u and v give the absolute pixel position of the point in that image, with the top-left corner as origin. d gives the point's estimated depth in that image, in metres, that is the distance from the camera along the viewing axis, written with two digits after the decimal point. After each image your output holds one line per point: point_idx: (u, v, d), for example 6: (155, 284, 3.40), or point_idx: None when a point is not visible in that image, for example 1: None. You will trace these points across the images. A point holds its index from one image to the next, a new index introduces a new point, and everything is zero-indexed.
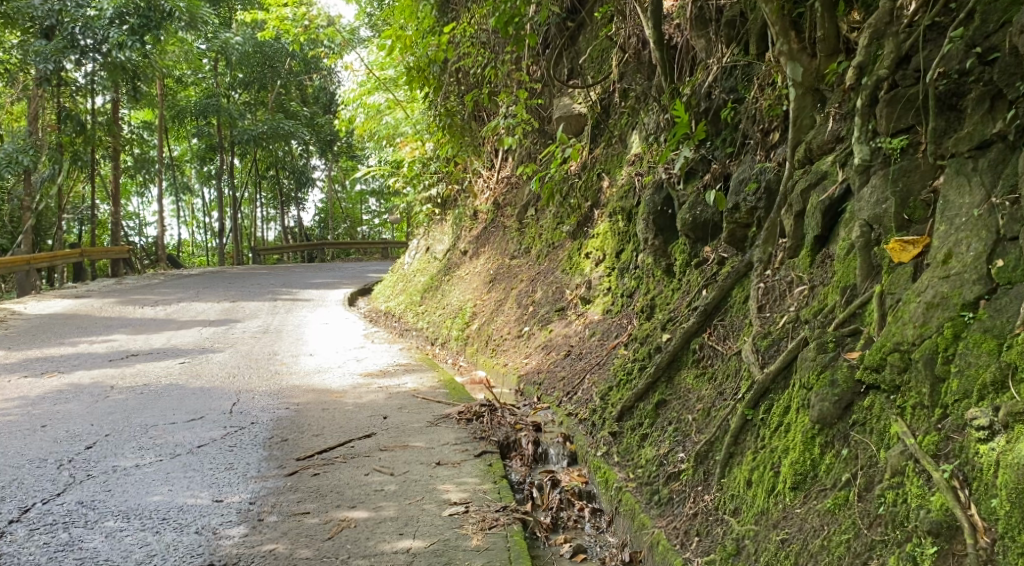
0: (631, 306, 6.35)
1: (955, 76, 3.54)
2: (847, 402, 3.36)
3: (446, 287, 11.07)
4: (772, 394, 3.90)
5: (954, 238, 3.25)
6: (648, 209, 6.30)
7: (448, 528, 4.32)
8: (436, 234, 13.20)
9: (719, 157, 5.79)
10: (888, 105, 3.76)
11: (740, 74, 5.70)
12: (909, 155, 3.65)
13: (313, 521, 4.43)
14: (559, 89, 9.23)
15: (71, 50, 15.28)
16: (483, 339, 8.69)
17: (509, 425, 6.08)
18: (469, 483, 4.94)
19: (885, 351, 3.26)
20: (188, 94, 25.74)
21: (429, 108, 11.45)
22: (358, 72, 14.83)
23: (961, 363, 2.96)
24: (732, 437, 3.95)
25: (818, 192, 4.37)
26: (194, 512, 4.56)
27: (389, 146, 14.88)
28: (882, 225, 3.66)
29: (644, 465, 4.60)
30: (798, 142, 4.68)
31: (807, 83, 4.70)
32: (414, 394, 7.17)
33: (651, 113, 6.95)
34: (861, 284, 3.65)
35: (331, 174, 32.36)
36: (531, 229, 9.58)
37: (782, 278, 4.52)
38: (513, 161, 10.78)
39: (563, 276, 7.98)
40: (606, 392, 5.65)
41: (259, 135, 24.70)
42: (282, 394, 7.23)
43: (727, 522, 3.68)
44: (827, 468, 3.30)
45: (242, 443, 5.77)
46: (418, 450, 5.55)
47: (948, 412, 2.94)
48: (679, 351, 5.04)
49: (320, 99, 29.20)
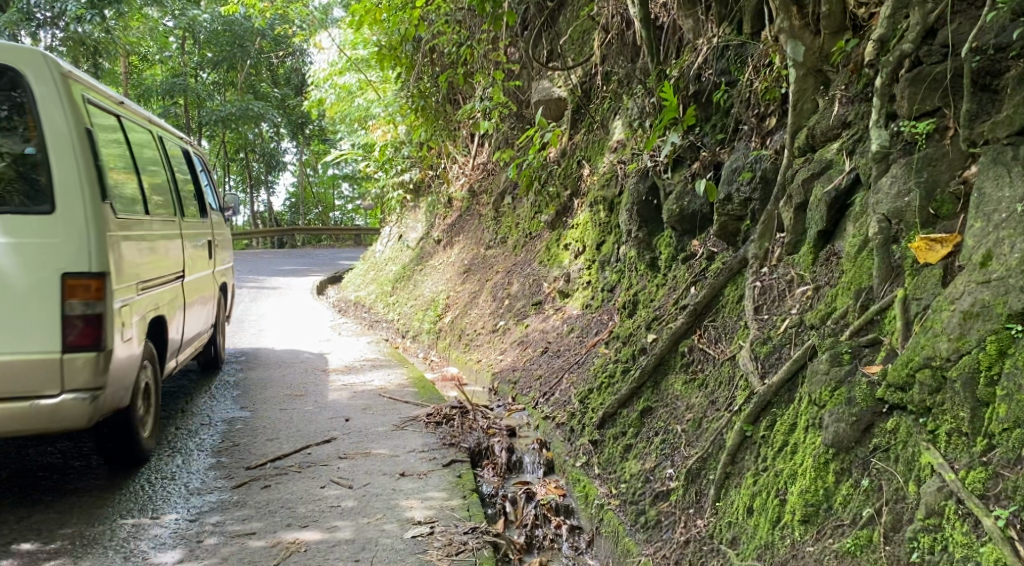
0: (612, 301, 5.92)
1: (992, 51, 3.12)
2: (866, 423, 2.96)
3: (418, 277, 10.55)
4: (775, 407, 3.46)
5: (993, 238, 2.83)
6: (631, 198, 5.80)
7: (410, 554, 3.84)
8: (409, 222, 12.67)
9: (709, 144, 5.38)
10: (910, 85, 3.35)
11: (732, 54, 5.27)
12: (935, 141, 3.23)
13: (258, 544, 3.93)
14: (538, 71, 8.76)
15: (25, 24, 14.20)
16: (456, 333, 8.20)
17: (481, 430, 5.59)
18: (435, 499, 4.46)
19: (913, 367, 2.84)
20: (153, 72, 24.64)
21: (402, 90, 10.75)
22: (330, 51, 13.99)
23: (1009, 386, 2.56)
24: (729, 455, 3.50)
25: (822, 183, 3.94)
26: (124, 533, 4.04)
27: (362, 130, 14.13)
28: (904, 221, 3.23)
29: (628, 480, 4.16)
30: (799, 128, 4.28)
31: (810, 63, 4.29)
32: (381, 393, 6.69)
33: (635, 96, 6.50)
34: (880, 288, 3.24)
35: (302, 158, 31.53)
36: (508, 219, 9.13)
37: (780, 276, 4.09)
38: (489, 147, 10.39)
39: (541, 268, 7.54)
40: (585, 395, 5.21)
41: (227, 117, 23.67)
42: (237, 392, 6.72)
43: (724, 554, 3.26)
44: (845, 500, 2.89)
45: (189, 448, 5.23)
46: (381, 458, 5.07)
47: (994, 443, 2.56)
48: (666, 355, 4.60)
49: (291, 81, 27.67)
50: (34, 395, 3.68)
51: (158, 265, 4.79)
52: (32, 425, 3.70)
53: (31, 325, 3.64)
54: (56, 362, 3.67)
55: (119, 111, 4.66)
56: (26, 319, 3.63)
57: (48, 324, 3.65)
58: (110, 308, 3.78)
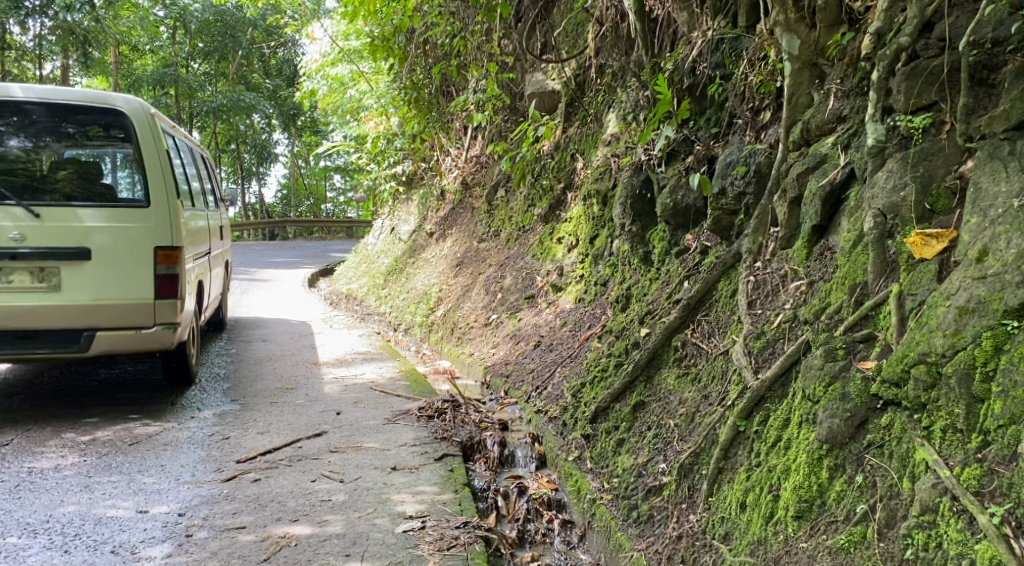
0: (605, 295, 5.89)
1: (989, 45, 3.13)
2: (860, 419, 2.94)
3: (411, 270, 10.51)
4: (768, 402, 3.44)
5: (989, 233, 2.83)
6: (625, 191, 5.77)
7: (401, 548, 3.82)
8: (402, 215, 12.61)
9: (703, 138, 5.36)
10: (906, 79, 3.35)
11: (727, 48, 5.25)
12: (931, 135, 3.23)
13: (248, 539, 3.90)
14: (532, 63, 8.72)
15: (14, 12, 14.04)
16: (448, 326, 8.16)
17: (473, 424, 5.57)
18: (427, 493, 4.43)
19: (908, 362, 2.83)
20: (143, 62, 24.44)
21: (394, 81, 10.74)
22: (322, 42, 13.63)
23: (1005, 382, 2.56)
24: (722, 450, 3.49)
25: (817, 178, 3.92)
26: (112, 527, 4.00)
27: (354, 121, 13.94)
28: (900, 215, 3.22)
29: (620, 475, 4.14)
30: (794, 122, 4.25)
31: (805, 57, 4.24)
32: (372, 386, 6.66)
33: (629, 89, 6.45)
34: (874, 283, 3.21)
35: (294, 150, 31.39)
36: (501, 212, 9.11)
37: (774, 271, 4.07)
38: (483, 139, 10.37)
39: (534, 262, 7.52)
40: (578, 388, 5.19)
41: (218, 108, 23.53)
42: (222, 380, 6.81)
43: (717, 550, 3.24)
44: (839, 496, 2.88)
45: (179, 441, 5.19)
46: (373, 451, 5.04)
47: (990, 440, 2.55)
48: (659, 349, 4.58)
49: (284, 72, 27.56)
50: (134, 327, 4.99)
51: (201, 241, 6.18)
52: (133, 344, 5.01)
53: (132, 278, 4.92)
54: (149, 306, 4.98)
55: (175, 134, 6.05)
56: (129, 274, 4.92)
57: (144, 278, 4.95)
58: (182, 271, 5.11)
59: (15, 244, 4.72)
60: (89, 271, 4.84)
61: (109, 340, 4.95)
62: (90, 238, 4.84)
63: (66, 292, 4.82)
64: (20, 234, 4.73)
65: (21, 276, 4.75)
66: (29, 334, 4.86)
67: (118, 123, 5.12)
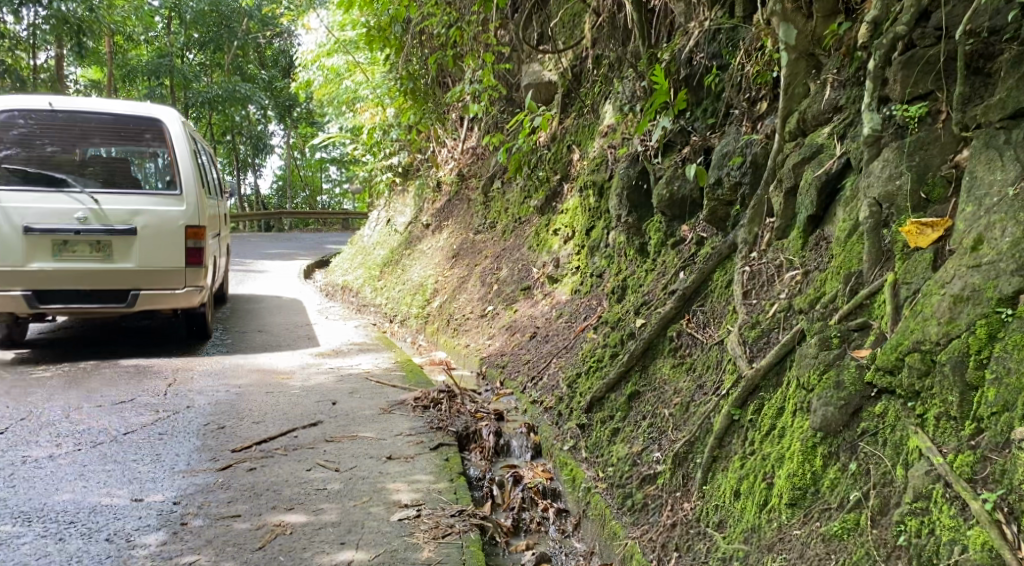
0: (601, 286, 5.89)
1: (985, 34, 3.15)
2: (854, 407, 2.95)
3: (407, 261, 10.50)
4: (763, 391, 3.45)
5: (984, 222, 2.84)
6: (622, 183, 5.76)
7: (396, 536, 3.82)
8: (398, 206, 12.57)
9: (699, 129, 5.36)
10: (903, 68, 3.36)
11: (724, 38, 5.23)
12: (927, 124, 3.23)
13: (242, 527, 3.90)
14: (528, 54, 8.71)
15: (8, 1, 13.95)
16: (444, 318, 8.16)
17: (468, 414, 5.58)
18: (422, 482, 4.44)
19: (903, 350, 2.84)
20: (138, 52, 24.35)
21: (390, 72, 10.74)
22: (318, 32, 13.77)
23: (999, 369, 2.56)
24: (717, 439, 3.49)
25: (813, 168, 3.92)
26: (106, 515, 3.99)
27: (349, 112, 13.83)
28: (895, 205, 3.22)
29: (615, 464, 4.14)
30: (790, 112, 4.26)
31: (802, 47, 4.23)
32: (368, 376, 6.66)
33: (626, 80, 6.43)
34: (869, 272, 3.22)
35: (290, 142, 31.31)
36: (497, 204, 9.10)
37: (769, 261, 4.08)
38: (479, 131, 10.37)
39: (529, 253, 7.51)
40: (573, 379, 5.20)
41: (213, 99, 23.50)
42: (227, 351, 7.53)
43: (711, 538, 3.25)
44: (832, 484, 2.89)
45: (174, 430, 5.18)
46: (368, 441, 5.04)
47: (982, 427, 2.56)
48: (655, 339, 4.58)
49: (280, 63, 27.59)
50: (168, 290, 6.26)
51: (215, 227, 7.47)
52: (168, 301, 6.29)
53: (169, 251, 6.19)
54: (181, 273, 6.25)
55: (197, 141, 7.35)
56: (167, 248, 6.17)
57: (179, 252, 6.21)
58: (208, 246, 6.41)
59: (79, 224, 5.93)
60: (136, 245, 6.09)
61: (149, 299, 6.22)
62: (137, 217, 6.08)
63: (119, 261, 6.07)
64: (83, 216, 5.94)
65: (83, 248, 5.98)
66: (84, 295, 6.09)
67: (157, 129, 6.42)
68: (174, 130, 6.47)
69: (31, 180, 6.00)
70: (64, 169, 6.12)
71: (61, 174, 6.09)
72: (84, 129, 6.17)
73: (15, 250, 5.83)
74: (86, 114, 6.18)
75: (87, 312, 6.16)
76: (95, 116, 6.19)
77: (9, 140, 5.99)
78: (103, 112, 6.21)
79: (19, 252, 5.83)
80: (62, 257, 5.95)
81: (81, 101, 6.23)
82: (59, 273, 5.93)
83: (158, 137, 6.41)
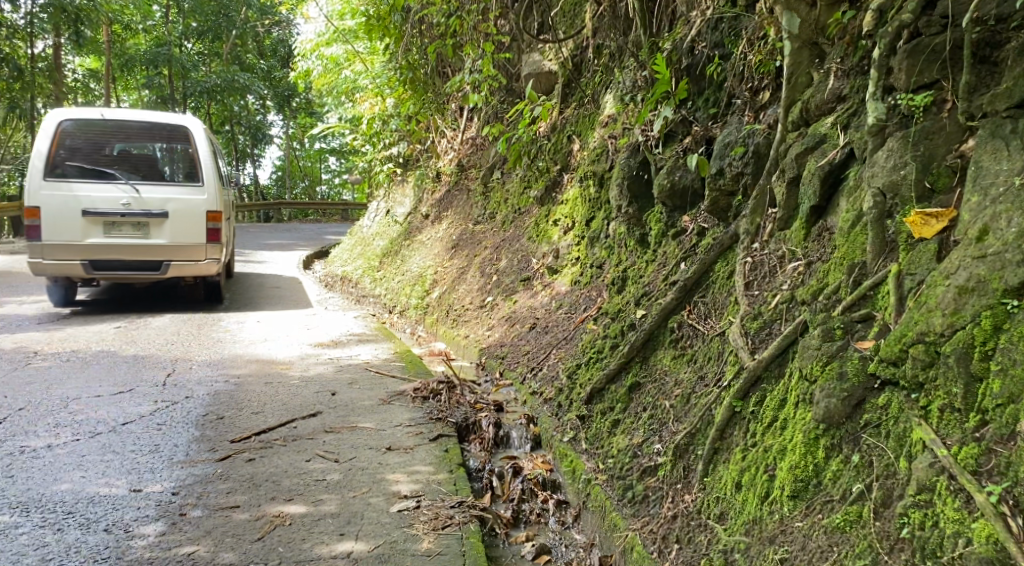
0: (601, 277, 5.86)
1: (992, 22, 3.12)
2: (858, 399, 2.94)
3: (406, 252, 10.46)
4: (764, 382, 3.43)
5: (990, 212, 2.81)
6: (622, 173, 5.73)
7: (395, 528, 3.81)
8: (397, 197, 12.51)
9: (701, 119, 5.33)
10: (908, 56, 3.33)
11: (726, 27, 5.19)
12: (933, 114, 3.21)
13: (241, 517, 3.89)
14: (529, 43, 8.66)
15: None
16: (444, 308, 8.14)
17: (468, 405, 5.56)
18: (422, 472, 4.42)
19: (907, 342, 2.83)
20: (137, 41, 24.27)
21: (390, 62, 10.71)
22: (317, 21, 13.70)
23: (1004, 361, 2.54)
24: (719, 431, 3.48)
25: (816, 158, 3.89)
26: (105, 506, 3.98)
27: (349, 102, 13.77)
28: (899, 195, 3.20)
29: (616, 455, 4.12)
30: (793, 102, 4.23)
31: (805, 36, 4.20)
32: (368, 367, 6.64)
33: (627, 70, 6.39)
34: (873, 263, 3.19)
35: (289, 132, 31.21)
36: (496, 194, 9.08)
37: (771, 252, 4.05)
38: (478, 121, 10.34)
39: (529, 244, 7.47)
40: (573, 370, 5.18)
41: (212, 88, 23.42)
42: (228, 341, 7.51)
43: (712, 530, 3.24)
44: (835, 476, 2.87)
45: (173, 421, 5.16)
46: (367, 431, 5.03)
47: (987, 419, 2.54)
48: (655, 330, 4.56)
49: (279, 53, 27.61)
50: (192, 260, 7.98)
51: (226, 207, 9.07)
52: (192, 269, 8.02)
53: (194, 230, 7.92)
54: (202, 247, 7.98)
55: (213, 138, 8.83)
56: (191, 228, 7.90)
57: (201, 231, 7.94)
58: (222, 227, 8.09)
59: (124, 208, 7.62)
60: (168, 224, 7.81)
61: (179, 267, 7.96)
62: (169, 204, 7.78)
63: (154, 237, 7.79)
64: (127, 202, 7.62)
65: (126, 227, 7.69)
66: (128, 262, 7.82)
67: (184, 132, 8.00)
68: (197, 134, 8.06)
69: (83, 173, 7.58)
70: (111, 163, 7.70)
71: (108, 168, 7.68)
72: (126, 133, 7.76)
73: (75, 228, 7.53)
74: (128, 121, 7.78)
75: (128, 277, 7.89)
76: (134, 122, 7.77)
77: (65, 143, 7.57)
78: (141, 119, 7.79)
79: (77, 229, 7.52)
80: (111, 234, 7.66)
81: (125, 112, 7.84)
82: (109, 246, 7.63)
83: (184, 138, 8.02)
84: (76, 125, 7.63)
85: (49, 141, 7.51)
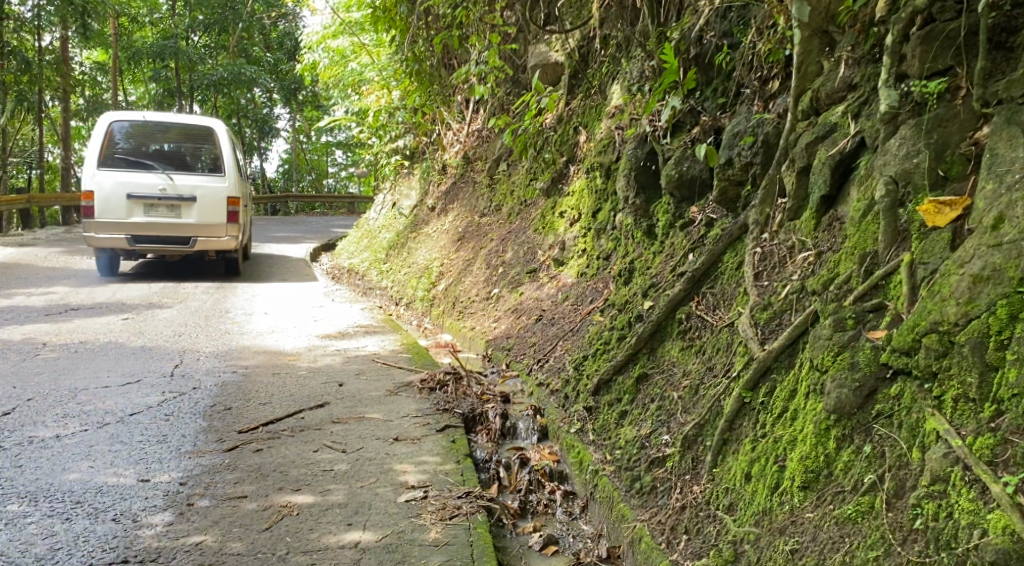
0: (608, 269, 5.83)
1: (1008, 8, 3.10)
2: (869, 389, 2.92)
3: (412, 244, 10.44)
4: (774, 373, 3.42)
5: (1006, 199, 2.76)
6: (629, 163, 5.69)
7: (402, 518, 3.79)
8: (402, 190, 12.47)
9: (709, 109, 5.30)
10: (921, 43, 3.33)
11: (735, 16, 5.17)
12: (946, 101, 3.18)
13: (249, 507, 3.88)
14: (535, 34, 8.63)
15: None
16: (450, 300, 8.12)
17: (475, 396, 5.54)
18: (429, 463, 4.41)
19: (920, 331, 2.80)
20: (144, 34, 24.22)
21: (396, 54, 10.69)
22: (323, 14, 13.66)
23: (1019, 349, 2.48)
24: (728, 422, 3.46)
25: (827, 146, 3.84)
26: (113, 495, 3.98)
27: (355, 95, 13.77)
28: (911, 183, 3.18)
29: (623, 446, 4.10)
30: (804, 91, 4.20)
31: (816, 24, 4.17)
32: (374, 358, 6.63)
33: (634, 60, 6.36)
34: (885, 252, 3.16)
35: (295, 125, 31.17)
36: (502, 186, 9.05)
37: (781, 242, 4.02)
38: (484, 113, 10.31)
39: (535, 236, 7.44)
40: (580, 361, 5.16)
41: (218, 81, 23.36)
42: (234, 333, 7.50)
43: (721, 521, 3.22)
44: (846, 466, 2.85)
45: (180, 411, 5.16)
46: (375, 422, 5.02)
47: (1003, 409, 2.48)
48: (663, 321, 4.54)
49: (285, 46, 27.56)
50: (215, 237, 9.17)
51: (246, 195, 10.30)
52: (215, 244, 9.19)
53: (218, 211, 9.13)
54: (223, 226, 9.15)
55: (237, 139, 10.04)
56: (215, 211, 9.10)
57: (223, 213, 9.13)
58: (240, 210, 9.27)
59: (160, 192, 8.87)
60: (196, 207, 9.02)
61: (205, 243, 9.16)
62: (196, 190, 9.00)
63: (185, 217, 9.00)
64: (163, 188, 8.88)
65: (162, 208, 8.93)
66: (161, 237, 9.02)
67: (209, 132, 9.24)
68: (220, 133, 9.28)
69: (127, 165, 8.89)
70: (151, 157, 9.00)
71: (148, 160, 8.97)
72: (162, 132, 9.04)
73: (120, 209, 8.79)
74: (165, 123, 9.06)
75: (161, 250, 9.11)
76: (169, 123, 9.06)
77: (114, 139, 8.91)
78: (174, 121, 9.06)
79: (121, 209, 8.78)
80: (149, 214, 8.90)
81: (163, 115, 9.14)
82: (147, 223, 8.86)
83: (210, 137, 9.25)
84: (122, 125, 8.96)
85: (102, 138, 8.88)
